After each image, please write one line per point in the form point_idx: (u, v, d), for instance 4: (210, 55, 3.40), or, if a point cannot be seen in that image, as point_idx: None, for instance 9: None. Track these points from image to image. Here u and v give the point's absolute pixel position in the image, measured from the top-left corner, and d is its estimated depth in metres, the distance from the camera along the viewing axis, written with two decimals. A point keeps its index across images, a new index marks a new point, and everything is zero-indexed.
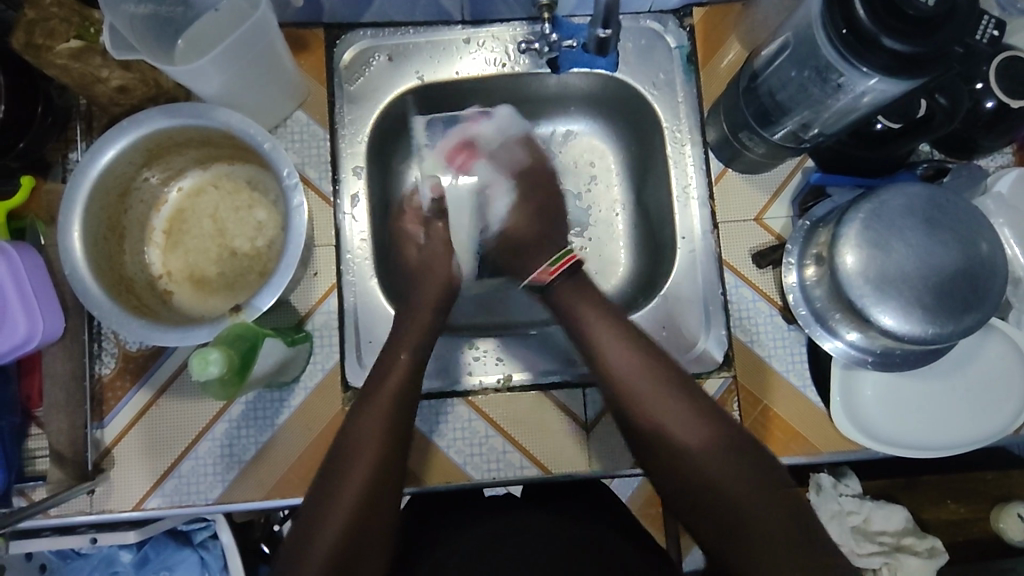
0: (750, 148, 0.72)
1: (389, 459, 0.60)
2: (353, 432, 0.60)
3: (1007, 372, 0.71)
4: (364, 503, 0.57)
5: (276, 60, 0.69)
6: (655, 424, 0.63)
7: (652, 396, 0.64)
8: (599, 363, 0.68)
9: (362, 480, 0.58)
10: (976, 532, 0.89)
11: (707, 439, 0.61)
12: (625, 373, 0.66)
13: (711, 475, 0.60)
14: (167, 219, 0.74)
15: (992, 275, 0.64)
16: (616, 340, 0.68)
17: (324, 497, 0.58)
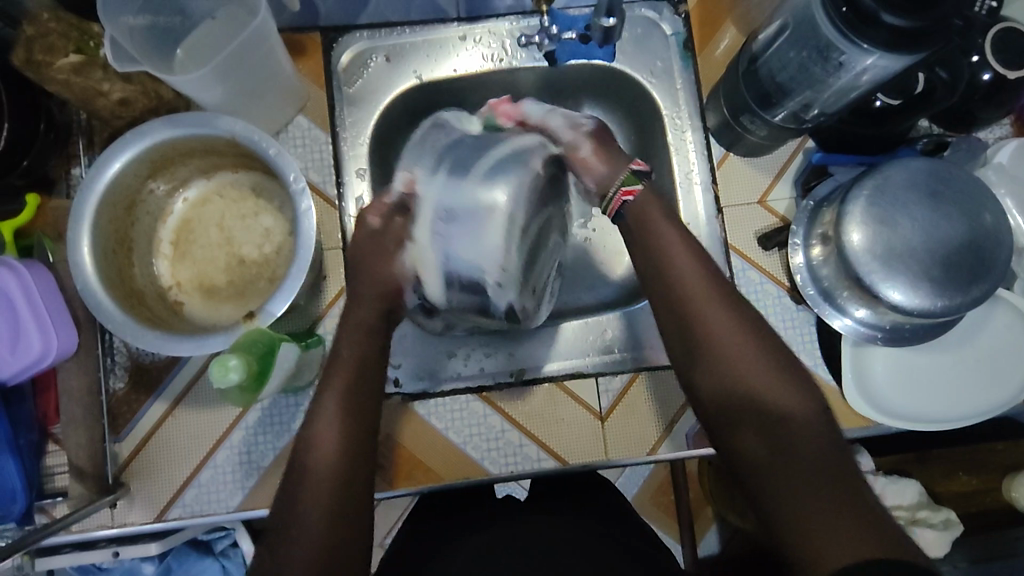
0: (751, 131, 0.73)
1: (353, 452, 0.56)
2: (311, 429, 0.57)
3: (1016, 341, 0.72)
4: (342, 491, 0.54)
5: (276, 66, 0.69)
6: (715, 344, 0.56)
7: (731, 329, 0.57)
8: (661, 258, 0.61)
9: (332, 472, 0.54)
10: (990, 503, 0.90)
11: (765, 362, 0.55)
12: (682, 261, 0.60)
13: (773, 401, 0.53)
14: (173, 230, 0.74)
15: (997, 246, 0.65)
16: (689, 250, 0.61)
17: (295, 495, 0.54)
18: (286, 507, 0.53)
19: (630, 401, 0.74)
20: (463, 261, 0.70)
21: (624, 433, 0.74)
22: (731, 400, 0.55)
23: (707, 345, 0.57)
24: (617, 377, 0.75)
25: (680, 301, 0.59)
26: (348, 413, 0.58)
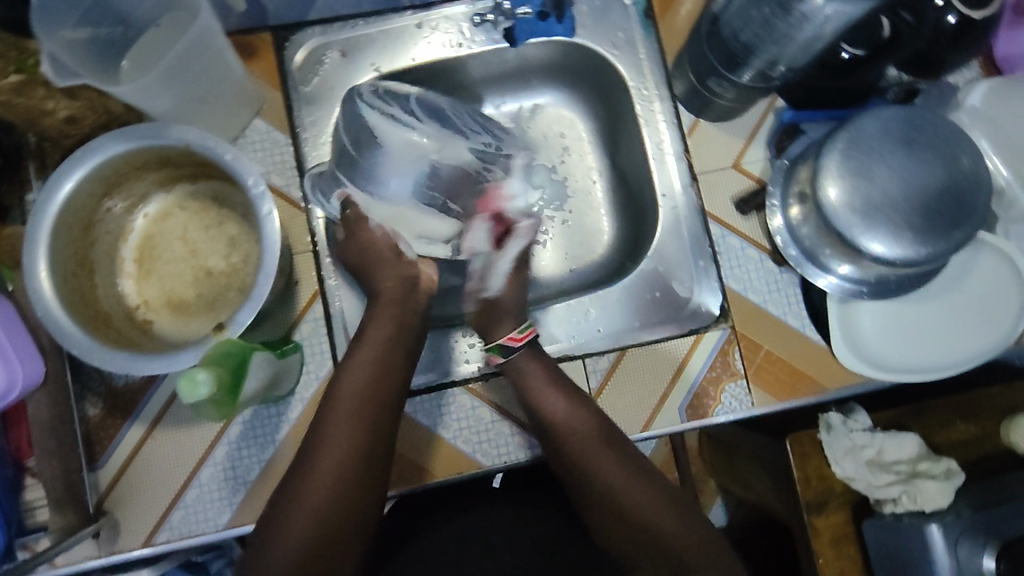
0: (720, 94, 0.71)
1: (360, 462, 0.58)
2: (323, 436, 0.58)
3: (1003, 283, 0.71)
4: (337, 503, 0.56)
5: (224, 68, 0.67)
6: (597, 479, 0.62)
7: (595, 461, 0.63)
8: (530, 400, 0.67)
9: (329, 484, 0.56)
10: (990, 448, 0.90)
11: (643, 481, 0.62)
12: (559, 412, 0.65)
13: (658, 523, 0.60)
14: (136, 248, 0.71)
15: (977, 188, 0.63)
16: (553, 386, 0.67)
17: (289, 500, 0.56)
18: (281, 507, 0.56)
19: (619, 379, 0.72)
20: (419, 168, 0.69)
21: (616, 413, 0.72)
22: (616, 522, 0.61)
23: (596, 492, 0.62)
24: (604, 357, 0.73)
25: (553, 434, 0.65)
26: (356, 425, 0.59)
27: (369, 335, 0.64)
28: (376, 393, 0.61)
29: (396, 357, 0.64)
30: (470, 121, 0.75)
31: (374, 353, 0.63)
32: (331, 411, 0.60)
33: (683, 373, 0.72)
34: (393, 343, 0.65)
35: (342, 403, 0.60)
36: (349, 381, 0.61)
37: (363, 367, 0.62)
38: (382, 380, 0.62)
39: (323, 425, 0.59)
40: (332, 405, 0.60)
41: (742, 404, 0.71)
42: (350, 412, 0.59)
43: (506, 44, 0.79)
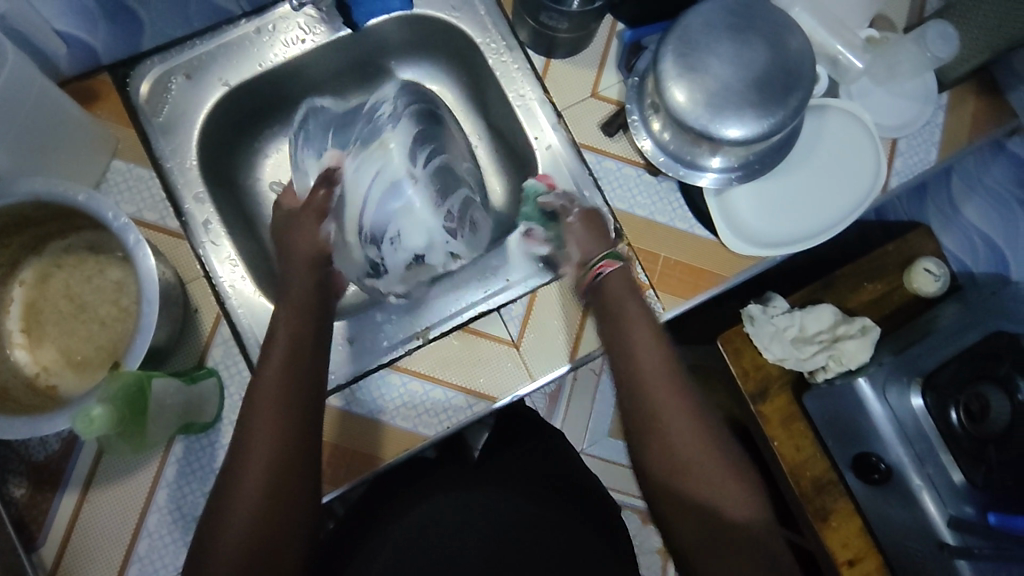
0: (556, 28, 0.74)
1: (289, 442, 0.58)
2: (248, 419, 0.59)
3: (855, 140, 0.77)
4: (277, 469, 0.57)
5: (56, 112, 0.65)
6: (676, 438, 0.63)
7: (674, 416, 0.63)
8: (626, 342, 0.67)
9: (260, 469, 0.57)
10: (900, 300, 0.96)
11: (715, 450, 0.63)
12: (642, 360, 0.66)
13: (714, 494, 0.62)
14: (21, 317, 0.69)
15: (801, 56, 0.68)
16: (649, 337, 0.67)
17: (227, 483, 0.57)
18: (219, 491, 0.58)
19: (536, 322, 0.75)
20: (382, 211, 0.73)
21: (542, 352, 0.75)
22: (678, 477, 0.62)
23: (670, 448, 0.63)
24: (517, 304, 0.75)
25: (640, 388, 0.65)
26: (282, 404, 0.59)
27: (285, 309, 0.66)
28: (303, 360, 0.63)
29: (312, 329, 0.65)
30: (366, 127, 0.77)
31: (289, 331, 0.64)
32: (256, 386, 0.60)
33: None
34: (307, 312, 0.66)
35: (267, 371, 0.61)
36: (274, 350, 0.62)
37: (283, 336, 0.63)
38: (307, 351, 0.64)
39: (254, 397, 0.60)
40: (261, 378, 0.61)
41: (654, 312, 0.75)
42: (279, 386, 0.60)
43: (348, 30, 0.79)
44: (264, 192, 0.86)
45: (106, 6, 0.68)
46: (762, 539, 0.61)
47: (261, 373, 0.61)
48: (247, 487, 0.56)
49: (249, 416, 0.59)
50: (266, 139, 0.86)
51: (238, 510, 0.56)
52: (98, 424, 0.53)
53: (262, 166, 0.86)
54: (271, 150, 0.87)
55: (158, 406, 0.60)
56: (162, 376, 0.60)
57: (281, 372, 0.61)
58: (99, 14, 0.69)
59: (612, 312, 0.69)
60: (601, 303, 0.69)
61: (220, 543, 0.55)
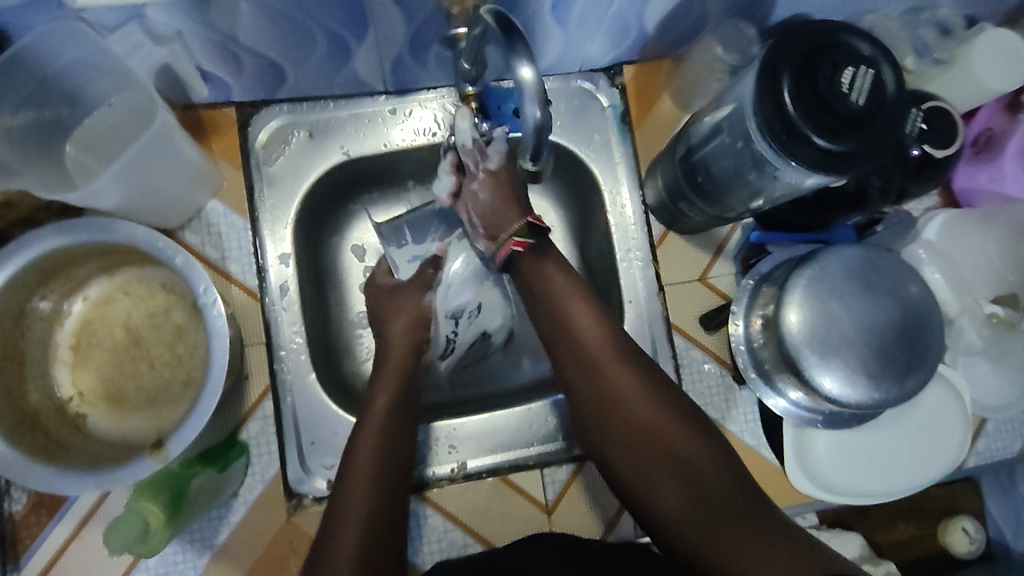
0: (689, 215, 0.72)
1: (379, 513, 0.57)
2: (341, 492, 0.58)
3: (949, 416, 0.74)
4: (369, 534, 0.55)
5: (179, 157, 0.63)
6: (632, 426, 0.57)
7: (629, 395, 0.58)
8: (559, 325, 0.61)
9: (353, 539, 0.54)
10: (927, 548, 0.92)
11: (656, 400, 0.58)
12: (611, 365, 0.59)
13: (646, 413, 0.57)
14: (73, 334, 0.67)
15: (930, 333, 0.65)
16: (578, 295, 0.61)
17: (318, 554, 0.54)
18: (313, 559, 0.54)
19: (575, 492, 0.73)
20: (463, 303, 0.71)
21: (570, 525, 0.73)
22: (649, 461, 0.56)
23: (639, 431, 0.57)
24: (562, 468, 0.73)
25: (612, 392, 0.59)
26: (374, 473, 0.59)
27: (375, 404, 0.63)
28: (390, 473, 0.60)
29: (402, 434, 0.63)
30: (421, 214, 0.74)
31: (381, 434, 0.61)
32: (353, 453, 0.60)
33: None
34: (399, 413, 0.64)
35: (355, 480, 0.58)
36: (362, 456, 0.60)
37: (373, 437, 0.61)
38: (395, 461, 0.61)
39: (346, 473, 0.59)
40: (351, 466, 0.59)
41: None
42: (365, 504, 0.57)
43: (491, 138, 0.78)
44: (347, 253, 0.81)
45: (258, 63, 0.65)
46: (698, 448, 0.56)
47: (349, 484, 0.58)
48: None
49: (332, 530, 0.55)
50: (364, 203, 0.81)
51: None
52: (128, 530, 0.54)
53: (351, 227, 0.81)
54: (364, 215, 0.81)
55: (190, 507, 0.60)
56: (202, 476, 0.61)
57: (370, 484, 0.58)
58: (248, 67, 0.65)
59: (533, 290, 0.62)
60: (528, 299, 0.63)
61: None
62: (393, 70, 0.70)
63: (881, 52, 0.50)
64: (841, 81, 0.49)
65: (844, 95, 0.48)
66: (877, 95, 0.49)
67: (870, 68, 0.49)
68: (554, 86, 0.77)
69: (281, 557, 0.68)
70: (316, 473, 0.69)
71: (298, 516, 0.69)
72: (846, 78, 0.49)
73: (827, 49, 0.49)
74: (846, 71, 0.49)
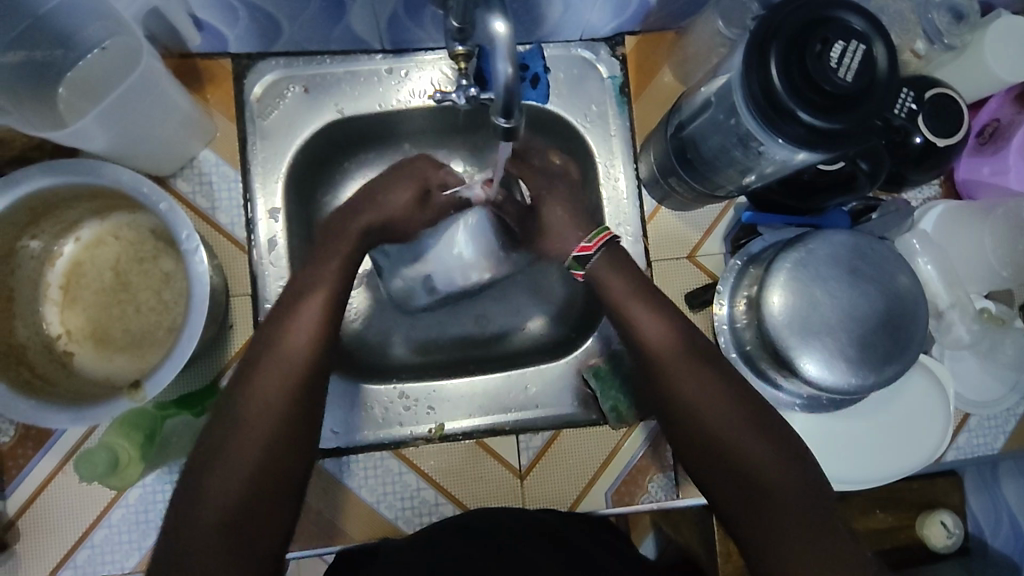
0: (679, 191, 0.71)
1: (297, 395, 0.55)
2: (262, 357, 0.56)
3: (929, 407, 0.74)
4: (281, 420, 0.54)
5: (168, 105, 0.64)
6: (702, 414, 0.58)
7: (702, 396, 0.59)
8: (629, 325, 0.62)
9: (268, 407, 0.54)
10: (905, 539, 0.91)
11: (730, 404, 0.59)
12: (700, 394, 0.59)
13: (711, 417, 0.58)
14: (62, 274, 0.68)
15: (914, 323, 0.64)
16: (645, 306, 0.62)
17: (227, 422, 0.53)
18: (219, 424, 0.54)
19: (549, 460, 0.74)
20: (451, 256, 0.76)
21: (542, 493, 0.74)
22: (726, 463, 0.57)
23: (715, 441, 0.58)
24: (538, 435, 0.74)
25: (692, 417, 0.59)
26: (296, 357, 0.56)
27: (306, 301, 0.59)
28: (306, 379, 0.56)
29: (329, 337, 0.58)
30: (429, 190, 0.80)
31: (308, 335, 0.57)
32: (288, 323, 0.57)
33: (611, 461, 0.74)
34: (330, 317, 0.59)
35: (271, 366, 0.55)
36: (275, 364, 0.55)
37: (293, 340, 0.56)
38: (309, 370, 0.56)
39: (268, 346, 0.56)
40: (273, 339, 0.57)
41: (666, 496, 0.74)
42: (269, 404, 0.54)
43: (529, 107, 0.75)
44: None
45: (253, 14, 0.65)
46: (764, 466, 0.57)
47: (251, 392, 0.54)
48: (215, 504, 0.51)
49: (233, 412, 0.54)
50: (358, 163, 0.81)
51: (196, 522, 0.50)
52: (97, 462, 0.57)
53: (343, 187, 0.81)
54: (358, 174, 0.81)
55: (162, 448, 0.62)
56: (176, 419, 0.62)
57: (282, 385, 0.55)
58: (244, 17, 0.65)
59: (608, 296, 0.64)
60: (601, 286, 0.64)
61: (209, 483, 0.51)
62: (390, 27, 0.70)
63: (874, 29, 0.49)
64: (831, 57, 0.47)
65: (832, 72, 0.47)
66: (867, 73, 0.48)
67: (861, 45, 0.48)
68: (554, 52, 0.76)
69: None
70: None
71: None
72: (835, 55, 0.47)
73: (819, 23, 0.48)
74: (837, 47, 0.48)
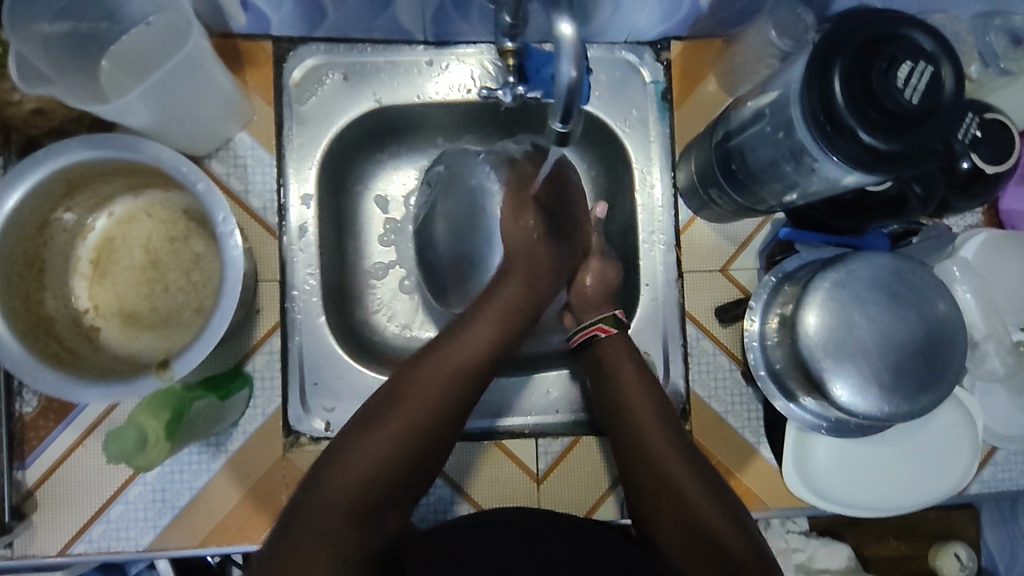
0: (718, 203, 0.70)
1: (443, 414, 0.58)
2: (415, 377, 0.59)
3: (958, 438, 0.72)
4: (425, 434, 0.58)
5: (209, 85, 0.63)
6: (661, 461, 0.62)
7: (660, 447, 0.62)
8: (615, 381, 0.67)
9: (414, 420, 0.57)
10: (916, 569, 0.92)
11: (686, 459, 0.62)
12: (664, 446, 0.62)
13: (669, 464, 0.62)
14: (94, 248, 0.68)
15: (951, 352, 0.63)
16: (628, 359, 0.68)
17: (367, 427, 0.57)
18: (358, 431, 0.57)
19: (567, 466, 0.73)
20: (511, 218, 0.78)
21: (560, 497, 0.73)
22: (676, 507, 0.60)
23: (663, 486, 0.61)
24: (557, 440, 0.73)
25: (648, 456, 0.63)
26: (448, 377, 0.59)
27: (478, 320, 0.63)
28: (456, 395, 0.59)
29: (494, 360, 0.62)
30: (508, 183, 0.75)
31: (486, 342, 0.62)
32: (451, 342, 0.61)
33: None
34: (501, 341, 0.63)
35: (427, 382, 0.59)
36: (429, 382, 0.59)
37: (456, 358, 0.60)
38: (463, 392, 0.60)
39: (421, 363, 0.60)
40: (430, 357, 0.60)
41: None
42: (421, 408, 0.58)
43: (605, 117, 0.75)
44: (370, 203, 0.81)
45: None
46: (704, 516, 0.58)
47: (402, 401, 0.58)
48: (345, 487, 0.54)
49: (386, 410, 0.58)
50: (391, 153, 0.81)
51: (332, 501, 0.53)
52: (128, 439, 0.55)
53: (376, 178, 0.81)
54: (391, 166, 0.81)
55: (189, 428, 0.60)
56: (203, 401, 0.61)
57: (439, 398, 0.59)
58: None
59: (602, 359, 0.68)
60: (599, 353, 0.69)
61: (336, 479, 0.54)
62: (434, 19, 0.69)
63: (942, 51, 0.47)
64: (896, 76, 0.46)
65: (897, 92, 0.46)
66: (933, 96, 0.47)
67: (929, 66, 0.47)
68: (598, 54, 0.75)
69: (274, 488, 0.69)
70: (315, 412, 0.71)
71: (293, 453, 0.70)
72: (901, 75, 0.46)
73: (886, 42, 0.47)
74: (904, 67, 0.46)
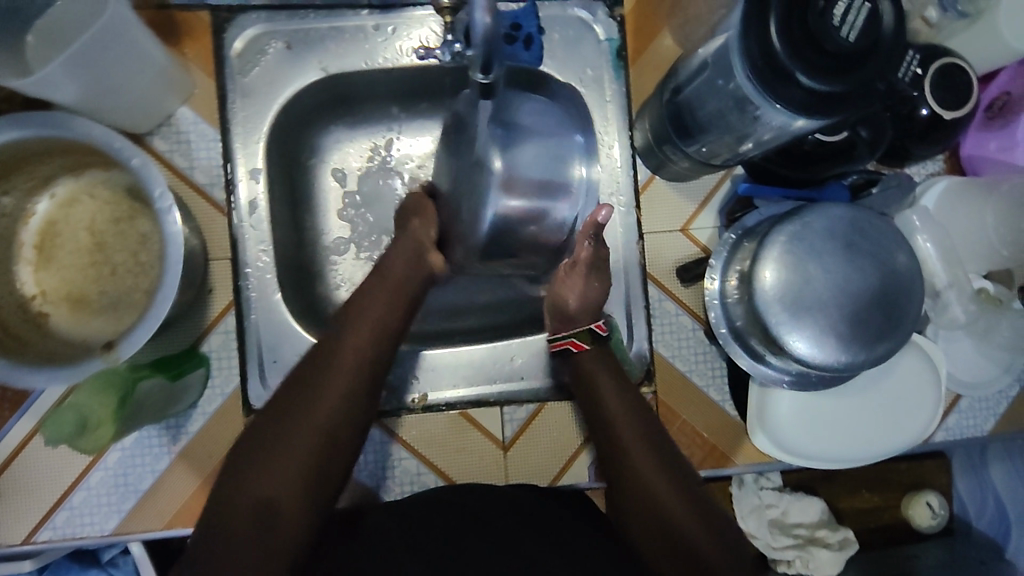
0: (674, 160, 0.69)
1: (343, 419, 0.57)
2: (305, 393, 0.57)
3: (922, 387, 0.72)
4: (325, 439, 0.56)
5: (141, 57, 0.60)
6: (624, 446, 0.63)
7: (626, 433, 0.63)
8: (587, 378, 0.68)
9: (309, 432, 0.55)
10: (888, 518, 0.94)
11: (652, 445, 0.62)
12: (628, 434, 0.63)
13: (630, 445, 0.62)
14: (37, 233, 0.66)
15: (908, 300, 0.63)
16: (606, 359, 0.69)
17: (255, 448, 0.54)
18: (247, 456, 0.53)
19: (533, 433, 0.73)
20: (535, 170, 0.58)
21: (524, 467, 0.73)
22: (638, 488, 0.60)
23: (625, 467, 0.61)
24: (522, 408, 0.73)
25: (612, 444, 0.63)
26: (343, 379, 0.59)
27: (363, 324, 0.63)
28: (349, 417, 0.58)
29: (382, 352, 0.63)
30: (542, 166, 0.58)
31: (369, 335, 0.62)
32: (345, 341, 0.61)
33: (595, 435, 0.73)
34: (386, 338, 0.63)
35: (324, 396, 0.57)
36: (325, 387, 0.58)
37: (310, 423, 0.55)
38: (358, 399, 0.59)
39: (310, 376, 0.59)
40: (326, 372, 0.59)
41: None
42: (322, 417, 0.56)
43: (559, 77, 0.73)
44: (325, 176, 0.79)
45: None
46: (665, 499, 0.58)
47: (301, 409, 0.56)
48: (267, 480, 0.52)
49: (270, 436, 0.54)
50: (346, 124, 0.79)
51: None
52: (66, 423, 0.55)
53: (330, 152, 0.79)
54: (345, 139, 0.79)
55: (137, 409, 0.60)
56: (152, 380, 0.61)
57: (333, 396, 0.57)
58: None
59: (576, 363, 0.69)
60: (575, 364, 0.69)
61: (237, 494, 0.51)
62: None
63: None
64: (833, 14, 0.44)
65: (833, 30, 0.44)
66: (871, 31, 0.45)
67: (866, 3, 0.45)
68: (550, 12, 0.73)
69: None
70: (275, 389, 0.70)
71: None
72: (839, 12, 0.44)
73: None
74: (841, 3, 0.44)
